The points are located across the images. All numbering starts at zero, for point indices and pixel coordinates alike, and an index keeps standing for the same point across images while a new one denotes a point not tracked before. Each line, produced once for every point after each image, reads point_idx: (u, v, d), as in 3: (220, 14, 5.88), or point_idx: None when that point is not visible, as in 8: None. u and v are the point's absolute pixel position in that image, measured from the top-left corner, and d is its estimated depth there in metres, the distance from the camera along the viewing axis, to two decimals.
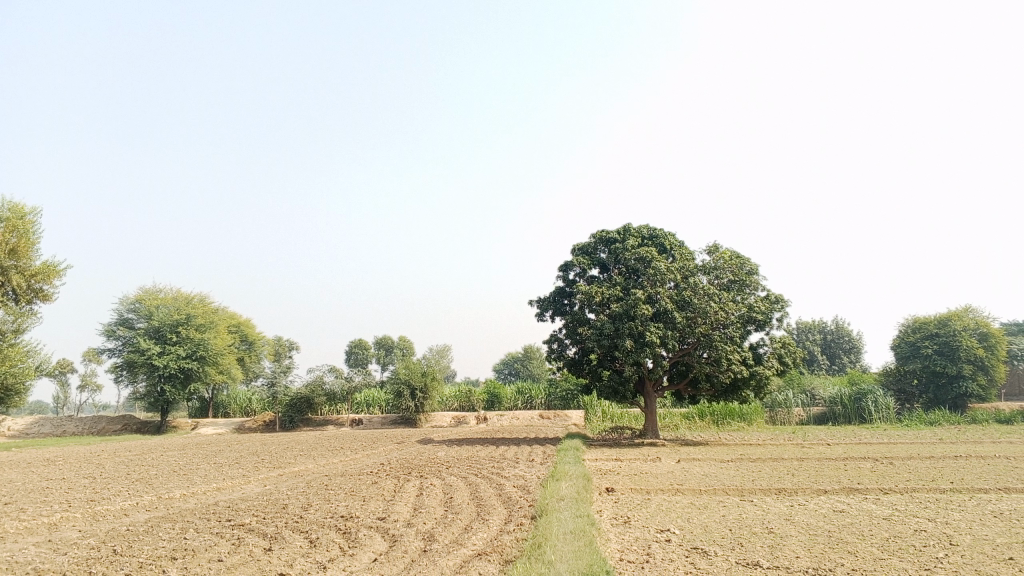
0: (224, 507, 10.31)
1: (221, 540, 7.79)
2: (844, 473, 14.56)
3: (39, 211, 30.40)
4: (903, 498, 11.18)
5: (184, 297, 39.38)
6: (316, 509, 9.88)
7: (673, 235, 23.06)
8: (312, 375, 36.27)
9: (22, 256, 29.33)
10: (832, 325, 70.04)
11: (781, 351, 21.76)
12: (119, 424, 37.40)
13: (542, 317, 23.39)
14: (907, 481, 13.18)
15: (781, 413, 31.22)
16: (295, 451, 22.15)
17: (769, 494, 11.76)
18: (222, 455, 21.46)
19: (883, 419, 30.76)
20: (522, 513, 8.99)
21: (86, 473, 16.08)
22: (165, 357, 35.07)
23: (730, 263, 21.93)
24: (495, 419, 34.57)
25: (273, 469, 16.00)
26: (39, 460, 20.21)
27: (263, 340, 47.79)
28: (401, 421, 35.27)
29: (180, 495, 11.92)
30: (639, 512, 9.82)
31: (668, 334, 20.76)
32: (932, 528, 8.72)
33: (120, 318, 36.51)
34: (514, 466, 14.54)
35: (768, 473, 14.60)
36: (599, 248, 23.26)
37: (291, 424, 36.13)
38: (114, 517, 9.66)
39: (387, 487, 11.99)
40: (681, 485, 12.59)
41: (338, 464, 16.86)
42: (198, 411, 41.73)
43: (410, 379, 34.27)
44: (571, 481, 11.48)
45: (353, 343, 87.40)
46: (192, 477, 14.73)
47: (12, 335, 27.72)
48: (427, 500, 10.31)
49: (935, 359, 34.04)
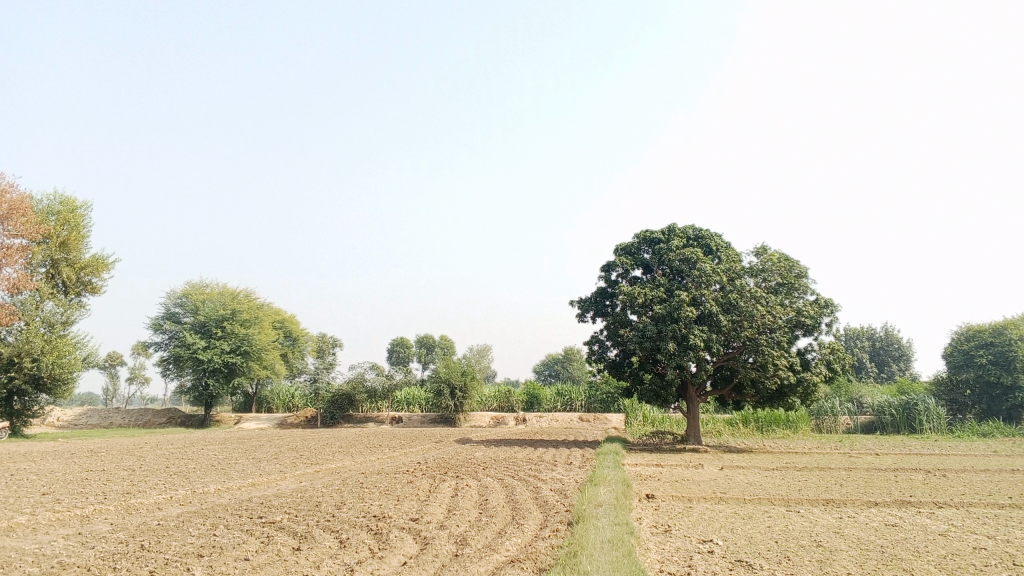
0: (257, 503, 10.21)
1: (250, 538, 7.63)
2: (895, 485, 14.02)
3: (90, 205, 30.95)
4: (959, 513, 10.67)
5: (229, 293, 39.78)
6: (348, 508, 9.73)
7: (720, 236, 22.55)
8: (354, 372, 36.43)
9: (72, 249, 29.81)
10: (881, 332, 68.41)
11: (830, 357, 21.12)
12: (164, 417, 37.86)
13: (583, 318, 23.06)
14: (962, 495, 12.62)
15: (827, 421, 30.54)
16: (334, 448, 22.10)
17: (816, 505, 11.32)
18: (262, 450, 21.52)
19: (934, 430, 29.81)
20: (558, 519, 8.72)
21: (126, 465, 16.14)
22: (210, 351, 35.41)
23: (778, 265, 21.40)
24: (535, 420, 34.29)
25: (310, 465, 15.91)
26: (83, 451, 20.40)
27: (307, 336, 48.16)
28: (440, 420, 35.18)
29: (215, 490, 11.84)
30: (679, 521, 9.49)
31: (712, 337, 20.29)
32: (993, 547, 8.23)
33: (167, 313, 36.96)
34: (552, 469, 14.29)
35: (815, 483, 14.12)
36: (642, 248, 22.86)
37: (331, 420, 36.24)
38: (147, 510, 9.60)
39: (422, 487, 11.81)
40: (724, 494, 12.21)
41: (375, 462, 16.73)
42: (241, 405, 42.13)
43: (451, 378, 34.11)
44: (609, 486, 11.18)
45: (395, 342, 87.90)
46: (229, 472, 14.69)
47: (60, 326, 28.18)
48: (461, 502, 10.09)
49: (989, 370, 32.91)
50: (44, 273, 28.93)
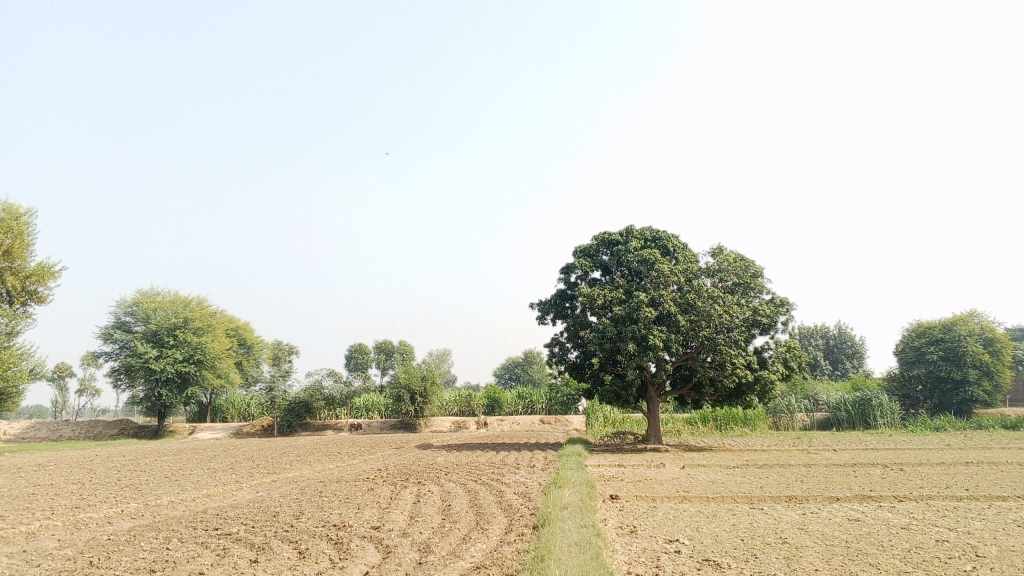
0: (212, 515, 9.92)
1: (205, 551, 7.36)
2: (854, 479, 14.16)
3: (35, 212, 30.04)
4: (919, 506, 10.78)
5: (182, 300, 38.99)
6: (308, 517, 9.48)
7: (677, 237, 22.64)
8: (311, 379, 35.91)
9: (17, 258, 28.90)
10: (834, 330, 69.59)
11: (786, 355, 21.33)
12: (116, 429, 36.95)
13: (543, 320, 22.99)
14: (921, 488, 12.77)
15: (784, 418, 30.89)
16: (292, 456, 21.73)
17: (779, 502, 11.36)
18: (217, 460, 21.04)
19: (888, 425, 30.34)
20: (523, 522, 8.58)
21: (75, 478, 15.65)
22: (162, 361, 34.63)
23: (735, 265, 21.53)
24: (495, 424, 34.16)
25: (268, 474, 15.58)
26: (29, 465, 19.75)
27: (262, 343, 47.42)
28: (400, 426, 34.85)
29: (168, 502, 11.50)
30: (645, 521, 9.42)
31: (671, 337, 20.37)
32: (955, 539, 8.28)
33: (117, 322, 36.09)
34: (515, 472, 14.18)
35: (776, 480, 14.17)
36: (601, 250, 22.86)
37: (288, 428, 35.66)
38: (97, 525, 9.25)
39: (383, 494, 11.57)
40: (687, 493, 12.19)
41: (334, 470, 16.44)
42: (196, 415, 41.30)
43: (410, 383, 33.81)
44: (573, 488, 11.08)
45: (352, 348, 87.12)
46: (183, 483, 14.31)
47: (5, 338, 27.30)
48: (424, 509, 9.90)
49: (939, 365, 33.59)
50: None
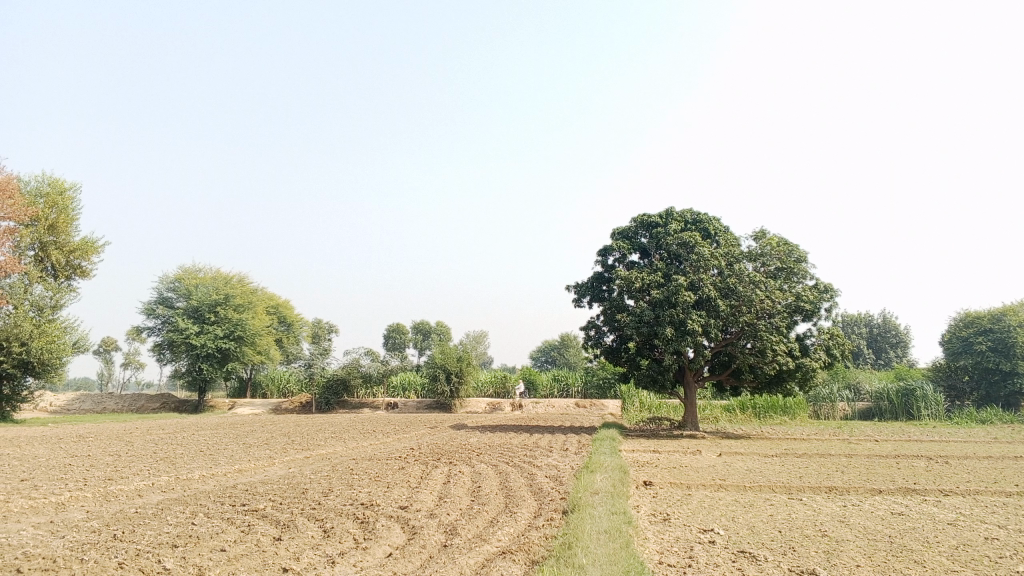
0: (241, 490, 9.89)
1: (229, 527, 7.29)
2: (898, 472, 13.73)
3: (79, 188, 30.40)
4: (966, 501, 10.38)
5: (223, 277, 39.38)
6: (336, 495, 9.38)
7: (718, 220, 22.16)
8: (349, 357, 36.04)
9: (61, 232, 29.32)
10: (879, 318, 68.24)
11: (829, 342, 20.80)
12: (158, 402, 37.49)
13: (580, 303, 22.71)
14: (968, 482, 12.34)
15: (825, 407, 30.42)
16: (327, 433, 21.79)
17: (819, 493, 11.00)
18: (253, 436, 21.19)
19: (932, 416, 29.56)
20: (553, 507, 8.39)
21: (112, 450, 15.82)
22: (203, 337, 34.98)
23: (778, 250, 21.00)
24: (531, 406, 34.03)
25: (301, 451, 15.58)
26: (70, 436, 20.07)
27: (302, 321, 47.79)
28: (436, 406, 34.89)
29: (200, 476, 11.50)
30: (679, 509, 9.16)
31: (710, 322, 19.95)
32: (1006, 537, 7.89)
33: (159, 297, 36.55)
34: (547, 455, 13.99)
35: (816, 470, 13.80)
36: (640, 233, 22.49)
37: (326, 406, 35.92)
38: (126, 497, 9.26)
39: (414, 474, 11.46)
40: (724, 481, 11.90)
41: (368, 448, 16.40)
42: (236, 391, 41.84)
43: (446, 364, 33.75)
44: (605, 473, 10.85)
45: (391, 327, 87.67)
46: (216, 458, 14.34)
47: (50, 311, 27.73)
48: (453, 489, 9.76)
49: (987, 356, 32.64)
50: (33, 256, 28.46)
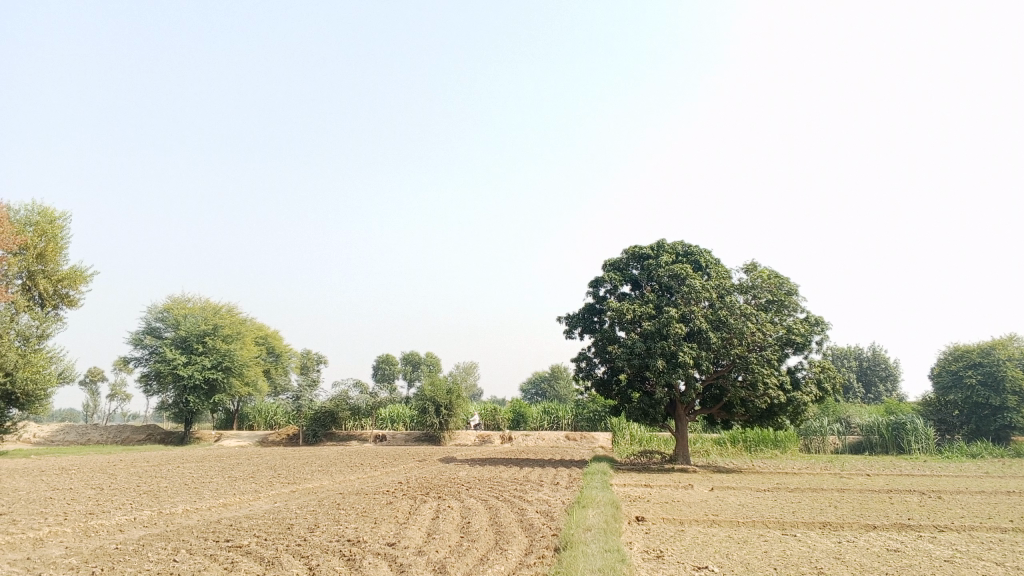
0: (226, 525, 9.69)
1: (213, 564, 7.10)
2: (891, 507, 13.60)
3: (69, 216, 30.26)
4: (962, 537, 10.26)
5: (211, 307, 39.15)
6: (322, 531, 9.19)
7: (709, 252, 22.19)
8: (337, 390, 35.73)
9: (50, 261, 29.13)
10: (868, 351, 68.37)
11: (820, 375, 20.73)
12: (143, 434, 37.04)
13: (571, 334, 22.61)
14: (962, 518, 12.22)
15: (815, 441, 30.30)
16: (314, 466, 21.52)
17: (813, 529, 10.87)
18: (239, 468, 20.88)
19: (923, 450, 29.47)
20: (544, 544, 8.23)
21: (95, 483, 15.54)
22: (190, 368, 34.66)
23: (768, 282, 21.00)
24: (521, 439, 33.77)
25: (287, 485, 15.34)
26: (53, 468, 19.74)
27: (290, 352, 47.48)
28: (425, 438, 34.58)
29: (184, 510, 11.27)
30: (672, 545, 9.02)
31: (701, 355, 19.88)
32: None
33: (147, 328, 36.28)
34: (538, 489, 13.81)
35: (809, 505, 13.65)
36: (631, 264, 22.48)
37: (314, 438, 35.52)
38: (107, 532, 9.04)
39: (402, 509, 11.27)
40: (717, 516, 11.75)
41: (355, 482, 16.18)
42: (223, 423, 41.39)
43: (436, 396, 33.51)
44: (598, 508, 10.69)
45: (380, 358, 87.28)
46: (201, 491, 14.09)
47: (36, 340, 27.45)
48: (442, 525, 9.59)
49: (977, 390, 32.61)
50: (20, 285, 28.23)
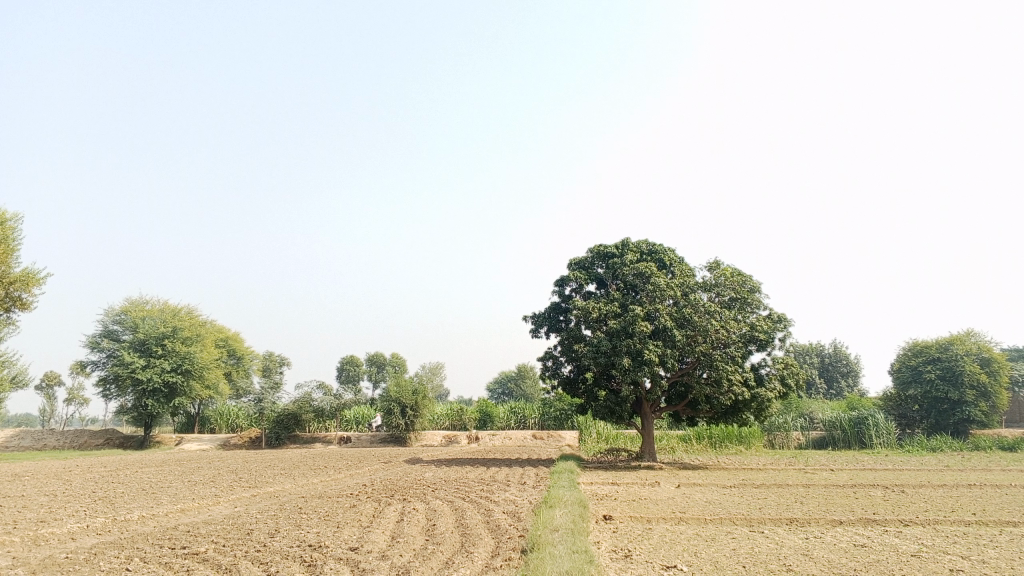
0: (183, 532, 9.39)
1: (167, 573, 6.84)
2: (856, 502, 13.66)
3: (20, 217, 29.43)
4: (927, 531, 10.31)
5: (171, 309, 38.43)
6: (282, 536, 8.94)
7: (673, 250, 22.21)
8: (301, 391, 35.22)
9: (2, 263, 28.32)
10: (829, 348, 69.28)
11: (784, 372, 20.83)
12: (102, 439, 36.22)
13: (537, 333, 22.50)
14: (925, 512, 12.31)
15: (779, 437, 30.52)
16: (276, 469, 21.13)
17: (780, 525, 10.86)
18: (199, 473, 20.43)
19: (883, 444, 29.83)
20: (511, 545, 8.09)
21: (49, 490, 15.09)
22: (149, 371, 33.95)
23: (731, 280, 21.05)
24: (487, 439, 33.61)
25: (248, 489, 14.99)
26: (5, 475, 19.15)
27: (253, 354, 46.81)
28: (390, 439, 34.26)
29: (140, 517, 10.93)
30: (640, 544, 8.93)
31: (667, 352, 19.87)
32: (971, 569, 7.77)
33: (105, 330, 35.50)
34: (505, 489, 13.68)
35: (775, 501, 13.64)
36: (596, 263, 22.42)
37: (276, 441, 35.10)
38: (58, 541, 8.71)
39: (366, 512, 11.04)
40: (684, 513, 11.70)
41: (319, 484, 15.89)
42: (183, 426, 40.65)
43: (401, 397, 33.22)
44: (565, 508, 10.54)
45: (344, 360, 86.54)
46: (159, 496, 13.73)
47: None
48: (407, 528, 9.40)
49: (936, 385, 33.11)
50: None
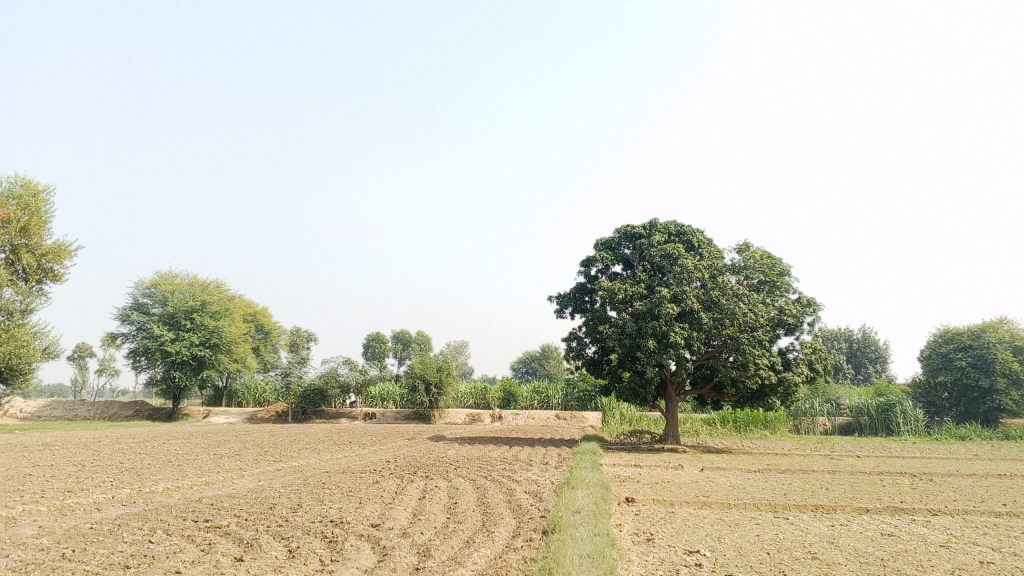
0: (206, 504, 9.45)
1: (189, 546, 6.86)
2: (883, 489, 13.45)
3: (51, 189, 29.78)
4: (956, 522, 10.12)
5: (199, 283, 38.81)
6: (305, 511, 8.97)
7: (702, 232, 21.95)
8: (327, 367, 35.49)
9: (34, 235, 28.67)
10: (858, 334, 68.49)
11: (811, 357, 20.57)
12: (132, 410, 36.76)
13: (562, 314, 22.40)
14: (955, 501, 12.10)
15: (805, 422, 30.23)
16: (302, 444, 21.30)
17: (805, 512, 10.72)
18: (226, 446, 20.62)
19: (911, 432, 29.44)
20: (532, 526, 8.04)
21: (78, 460, 15.30)
22: (178, 344, 34.31)
23: (760, 263, 20.78)
24: (511, 417, 33.68)
25: (273, 463, 15.10)
26: (37, 444, 19.46)
27: (280, 329, 47.21)
28: (415, 416, 34.42)
29: (165, 489, 11.02)
30: (663, 528, 8.84)
31: (693, 335, 19.68)
32: (1001, 561, 7.59)
33: (135, 303, 35.93)
34: (527, 469, 13.65)
35: (800, 487, 13.49)
36: (622, 244, 22.23)
37: (303, 416, 35.41)
38: (83, 512, 8.79)
39: (388, 489, 11.06)
40: (708, 498, 11.58)
41: (342, 460, 15.96)
42: (211, 399, 41.15)
43: (426, 374, 33.32)
44: (587, 490, 10.48)
45: (370, 337, 87.07)
46: (185, 469, 13.85)
47: (20, 315, 27.09)
48: (428, 505, 9.39)
49: (967, 373, 32.57)
50: (3, 258, 27.76)
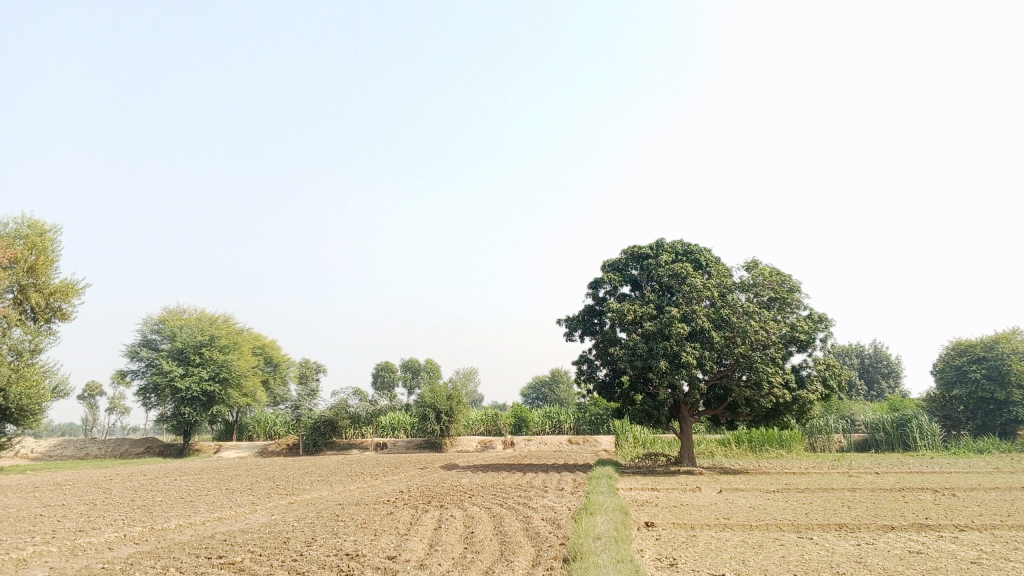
0: (218, 540, 9.29)
1: None
2: (906, 506, 13.20)
3: (59, 229, 29.88)
4: (984, 536, 9.89)
5: (208, 318, 38.81)
6: (319, 545, 8.80)
7: (709, 251, 21.85)
8: (336, 398, 35.37)
9: (41, 274, 28.70)
10: (870, 349, 68.09)
11: (825, 373, 20.34)
12: (143, 447, 36.61)
13: (571, 337, 22.25)
14: (980, 515, 11.86)
15: (821, 439, 29.89)
16: (313, 477, 21.11)
17: (828, 531, 10.50)
18: (237, 481, 20.43)
19: (929, 447, 29.06)
20: (552, 554, 7.86)
21: (88, 499, 15.15)
22: (187, 379, 34.20)
23: (770, 280, 20.64)
24: (523, 443, 33.40)
25: (285, 496, 14.92)
26: (47, 485, 19.30)
27: (289, 362, 47.13)
28: (426, 445, 34.17)
29: (176, 526, 10.86)
30: (685, 552, 8.65)
31: (704, 354, 19.49)
32: None
33: (144, 340, 35.91)
34: (543, 495, 13.44)
35: (821, 505, 13.26)
36: (630, 265, 22.12)
37: (314, 448, 35.06)
38: (94, 552, 8.64)
39: (403, 519, 10.89)
40: (729, 519, 11.36)
41: (355, 492, 15.76)
42: (222, 434, 41.00)
43: (436, 403, 33.08)
44: (606, 515, 10.29)
45: (379, 366, 86.86)
46: (197, 505, 13.69)
47: (29, 355, 27.03)
48: (445, 535, 9.22)
49: (982, 385, 32.23)
50: (11, 298, 27.77)
